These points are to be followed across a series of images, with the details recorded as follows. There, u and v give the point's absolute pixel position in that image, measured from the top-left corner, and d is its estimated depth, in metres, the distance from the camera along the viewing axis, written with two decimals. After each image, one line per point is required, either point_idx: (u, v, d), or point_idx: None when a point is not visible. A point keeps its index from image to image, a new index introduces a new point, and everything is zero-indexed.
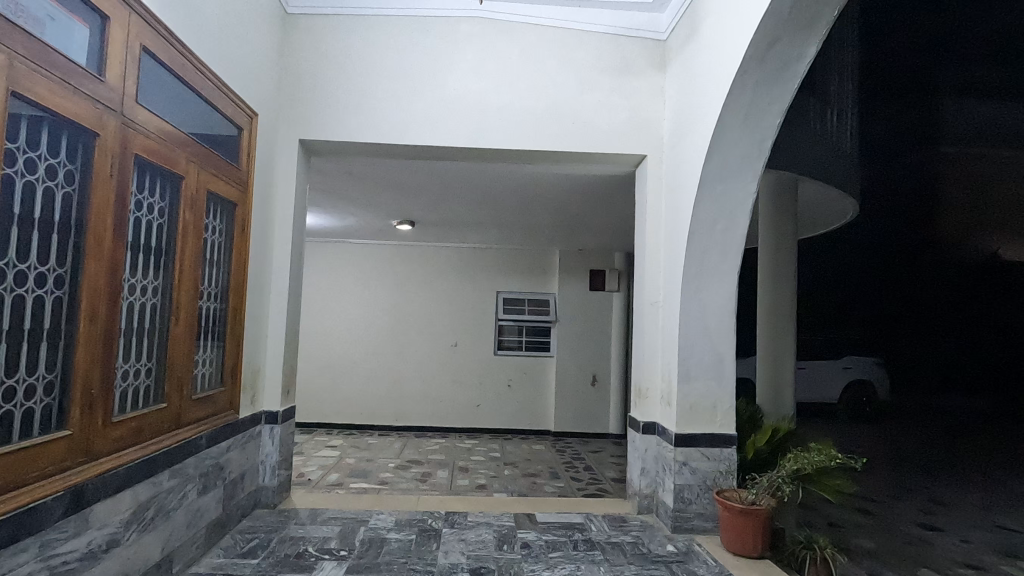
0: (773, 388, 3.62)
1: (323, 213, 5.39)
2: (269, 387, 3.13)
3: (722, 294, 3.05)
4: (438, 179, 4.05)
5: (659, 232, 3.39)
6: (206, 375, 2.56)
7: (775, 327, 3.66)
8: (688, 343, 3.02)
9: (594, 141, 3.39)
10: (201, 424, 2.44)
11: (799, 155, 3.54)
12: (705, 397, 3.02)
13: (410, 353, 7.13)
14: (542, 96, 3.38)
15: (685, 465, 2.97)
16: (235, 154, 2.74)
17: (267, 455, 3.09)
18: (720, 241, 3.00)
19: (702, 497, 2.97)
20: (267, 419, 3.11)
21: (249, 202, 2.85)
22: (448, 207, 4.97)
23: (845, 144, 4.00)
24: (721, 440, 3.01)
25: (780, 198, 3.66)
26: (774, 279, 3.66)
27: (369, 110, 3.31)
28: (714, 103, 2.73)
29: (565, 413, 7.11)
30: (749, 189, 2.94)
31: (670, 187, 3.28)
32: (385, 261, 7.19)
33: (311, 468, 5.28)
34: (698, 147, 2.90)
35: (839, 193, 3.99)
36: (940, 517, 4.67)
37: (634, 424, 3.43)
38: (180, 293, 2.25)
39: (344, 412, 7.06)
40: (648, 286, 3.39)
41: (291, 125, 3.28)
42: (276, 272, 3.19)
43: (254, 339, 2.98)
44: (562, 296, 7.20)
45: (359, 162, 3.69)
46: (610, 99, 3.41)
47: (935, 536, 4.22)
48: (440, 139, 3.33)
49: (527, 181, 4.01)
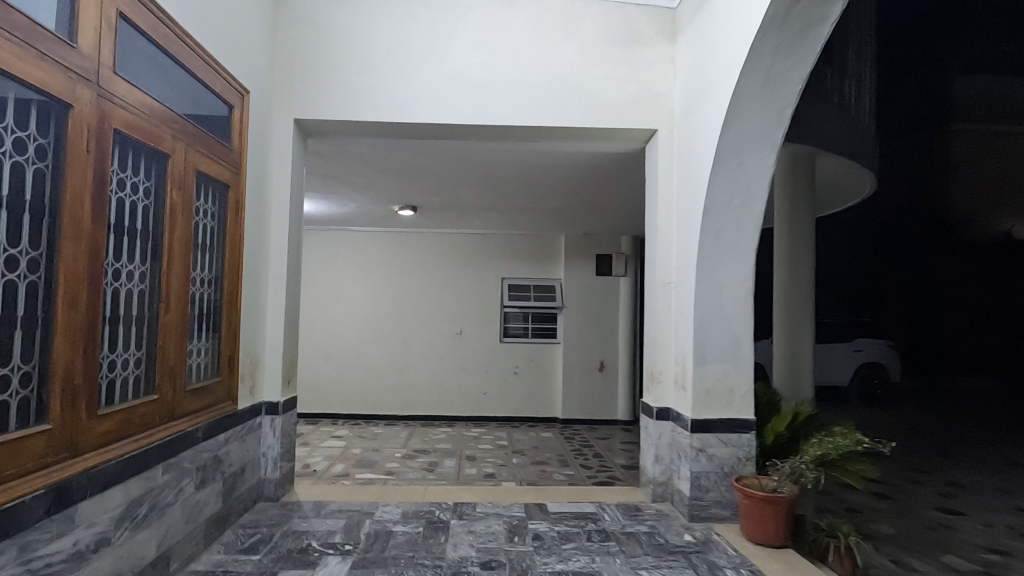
0: (791, 370, 3.48)
1: (322, 200, 5.26)
2: (270, 377, 3.02)
3: (740, 273, 2.92)
4: (440, 160, 3.91)
5: (671, 210, 3.25)
6: (202, 365, 2.45)
7: (793, 308, 3.51)
8: (704, 325, 2.90)
9: (602, 116, 3.24)
10: (198, 416, 2.33)
11: (817, 127, 3.38)
12: (721, 381, 2.90)
13: (415, 342, 7.04)
14: (549, 71, 3.23)
15: (702, 452, 2.86)
16: (226, 133, 2.61)
17: (269, 447, 2.99)
18: (736, 217, 2.85)
19: (720, 485, 2.86)
20: (267, 410, 3.00)
21: (242, 184, 2.72)
22: (451, 191, 4.83)
23: (863, 116, 3.83)
24: (739, 425, 2.89)
25: (797, 172, 3.51)
26: (791, 257, 3.51)
27: (366, 89, 3.16)
28: (730, 71, 2.57)
29: (573, 399, 7.00)
30: (768, 162, 2.78)
31: (683, 162, 3.13)
32: (387, 250, 7.07)
33: (316, 459, 5.21)
34: (713, 118, 2.75)
35: (859, 167, 3.83)
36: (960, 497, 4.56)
37: (647, 410, 3.31)
38: (170, 280, 2.13)
39: (350, 402, 6.98)
40: (661, 267, 3.25)
41: (285, 104, 3.13)
42: (274, 258, 3.07)
43: (251, 327, 2.86)
44: (568, 282, 7.07)
45: (357, 143, 3.56)
46: (619, 71, 3.25)
47: (957, 518, 4.11)
48: (442, 116, 3.18)
49: (533, 160, 3.86)
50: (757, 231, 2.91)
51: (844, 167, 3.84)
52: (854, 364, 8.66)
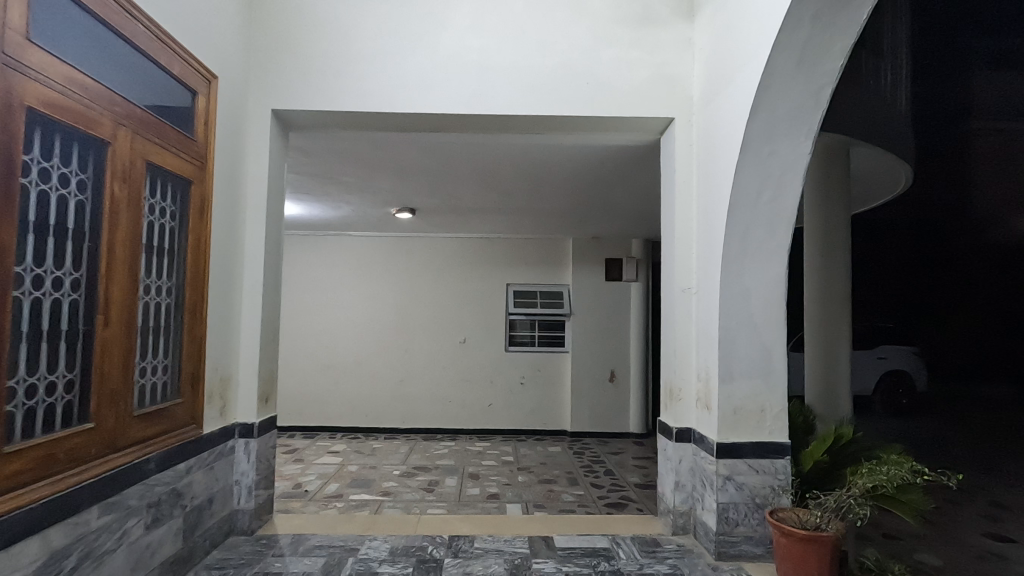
0: (826, 383, 3.12)
1: (314, 202, 4.98)
2: (245, 395, 2.71)
3: (771, 277, 2.57)
4: (432, 155, 3.61)
5: (691, 207, 2.91)
6: (158, 386, 2.15)
7: (828, 315, 3.15)
8: (730, 335, 2.55)
9: (613, 104, 2.92)
10: (150, 444, 2.03)
11: (851, 113, 3.05)
12: (750, 399, 2.55)
13: (416, 351, 6.73)
14: (553, 55, 2.91)
15: (730, 480, 2.51)
16: (189, 122, 2.32)
17: (243, 474, 2.68)
18: (766, 214, 2.51)
19: (751, 518, 2.51)
20: (241, 433, 2.69)
21: (209, 180, 2.43)
22: (449, 190, 4.53)
23: (899, 102, 3.48)
24: (772, 450, 2.54)
25: (829, 164, 3.18)
26: (824, 258, 3.17)
27: (352, 77, 2.86)
28: (760, 45, 2.23)
29: (582, 411, 6.65)
30: (803, 150, 2.44)
31: (704, 153, 2.80)
32: (387, 256, 6.77)
33: (309, 477, 4.88)
34: (740, 102, 2.41)
35: (894, 158, 3.49)
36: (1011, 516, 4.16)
37: (665, 430, 2.97)
38: (112, 288, 1.83)
39: (348, 414, 6.67)
40: (679, 271, 2.91)
41: (259, 94, 2.84)
42: (249, 264, 2.76)
43: (221, 340, 2.56)
44: (576, 287, 6.74)
45: (345, 137, 3.26)
46: (631, 54, 2.93)
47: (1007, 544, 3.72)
48: (436, 105, 2.87)
49: (535, 154, 3.54)
50: (791, 228, 2.57)
51: (880, 158, 3.50)
52: (878, 373, 8.24)
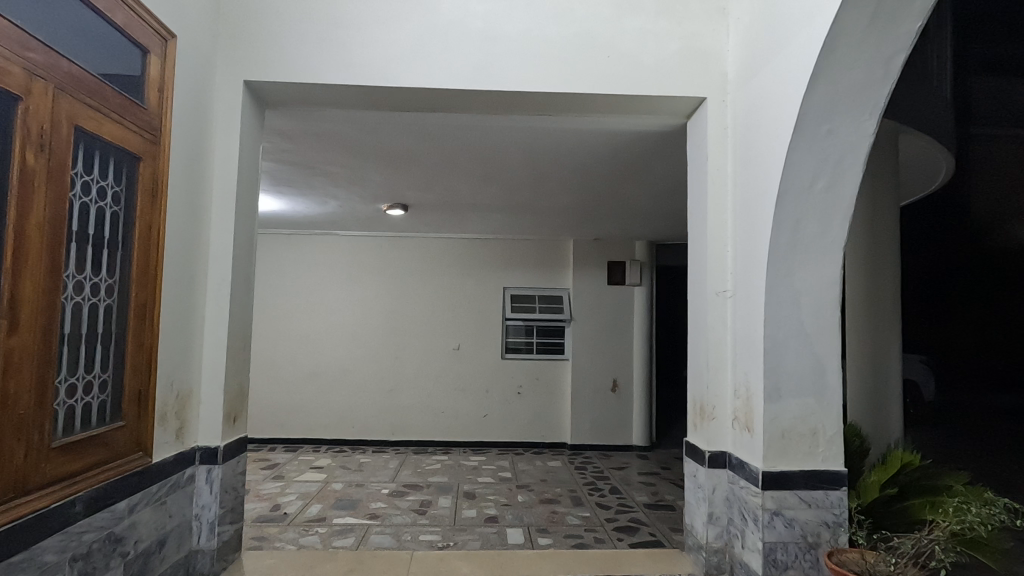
0: (872, 396, 2.86)
1: (298, 197, 4.59)
2: (207, 415, 2.30)
3: (825, 279, 2.22)
4: (428, 141, 3.24)
5: (726, 199, 2.54)
6: (93, 407, 1.75)
7: (873, 322, 2.89)
8: (778, 345, 2.18)
9: (635, 82, 2.55)
10: (78, 482, 1.63)
11: (900, 96, 2.74)
12: (800, 421, 2.18)
13: (407, 357, 6.32)
14: (570, 23, 2.55)
15: (778, 516, 2.14)
16: (138, 88, 1.92)
17: (204, 507, 2.27)
18: (820, 205, 2.14)
19: (802, 560, 2.13)
20: (202, 459, 2.28)
21: (163, 158, 2.03)
22: (447, 184, 4.14)
23: (945, 85, 3.16)
24: (826, 480, 2.17)
25: (875, 154, 2.86)
26: (872, 258, 2.88)
27: (338, 44, 2.48)
28: (822, 3, 1.84)
29: (583, 422, 6.28)
30: (866, 130, 2.07)
31: (742, 135, 2.43)
32: (376, 255, 6.37)
33: (289, 498, 4.44)
34: (790, 73, 2.03)
35: (939, 147, 3.17)
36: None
37: (693, 452, 2.60)
38: (22, 283, 1.43)
39: (334, 425, 6.24)
40: (713, 273, 2.54)
41: (227, 63, 2.44)
42: (214, 261, 2.36)
43: (177, 349, 2.15)
44: (577, 291, 6.38)
45: (330, 117, 2.88)
46: (658, 24, 2.58)
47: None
48: (438, 79, 2.50)
49: (544, 140, 3.17)
50: (847, 222, 2.21)
51: (923, 146, 3.18)
52: None
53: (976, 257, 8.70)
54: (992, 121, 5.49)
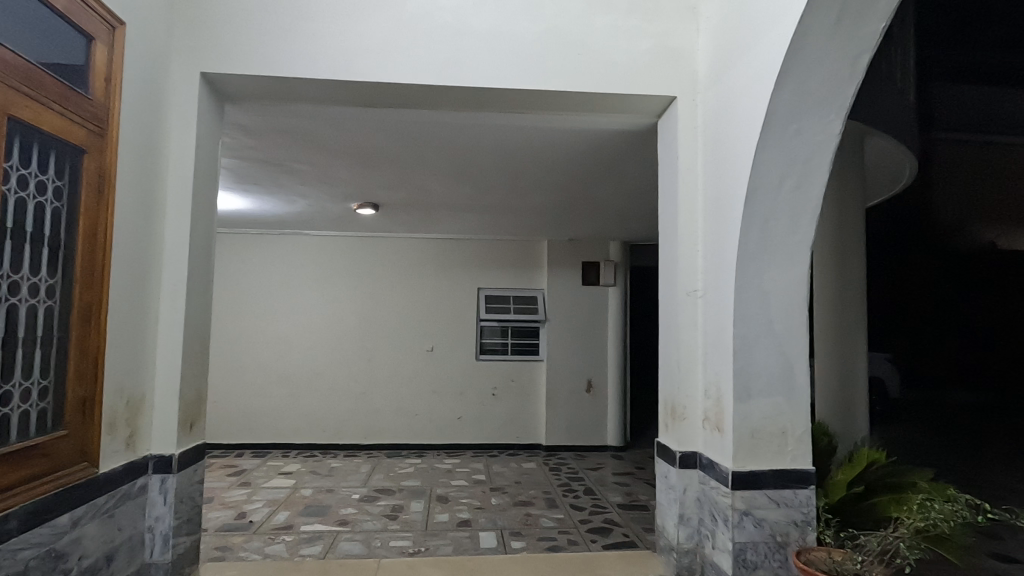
0: (840, 396, 2.90)
1: (265, 195, 4.47)
2: (161, 422, 2.19)
3: (794, 278, 2.22)
4: (397, 138, 3.17)
5: (697, 199, 2.54)
6: (28, 416, 1.65)
7: (842, 323, 2.93)
8: (747, 345, 2.18)
9: (607, 81, 2.53)
10: (13, 495, 1.53)
11: (865, 99, 2.78)
12: (770, 421, 2.18)
13: (379, 359, 6.21)
14: (540, 19, 2.51)
15: (748, 515, 2.13)
16: (81, 78, 1.81)
17: (157, 520, 2.16)
18: (789, 204, 2.14)
19: (772, 560, 2.13)
20: (155, 468, 2.17)
21: (112, 151, 1.92)
22: (418, 182, 4.07)
23: (910, 88, 3.21)
24: (795, 479, 2.18)
25: (843, 155, 2.90)
26: (840, 260, 2.92)
27: (303, 36, 2.40)
28: (790, 1, 1.84)
29: (558, 423, 6.26)
30: (833, 130, 2.08)
31: (712, 134, 2.43)
32: (348, 255, 6.25)
33: (255, 505, 4.31)
34: (759, 73, 2.03)
35: (903, 149, 3.24)
36: (1012, 525, 3.97)
37: (665, 453, 2.58)
38: None
39: (304, 430, 6.10)
40: (684, 273, 2.53)
41: (184, 53, 2.34)
42: (169, 260, 2.25)
43: (127, 352, 2.04)
44: (552, 291, 6.36)
45: (294, 112, 2.80)
46: (629, 22, 2.56)
47: (1013, 551, 3.53)
48: (404, 74, 2.43)
49: (516, 138, 3.14)
50: (815, 221, 2.21)
51: (888, 148, 3.23)
52: None
53: (938, 258, 8.96)
54: (951, 126, 5.66)
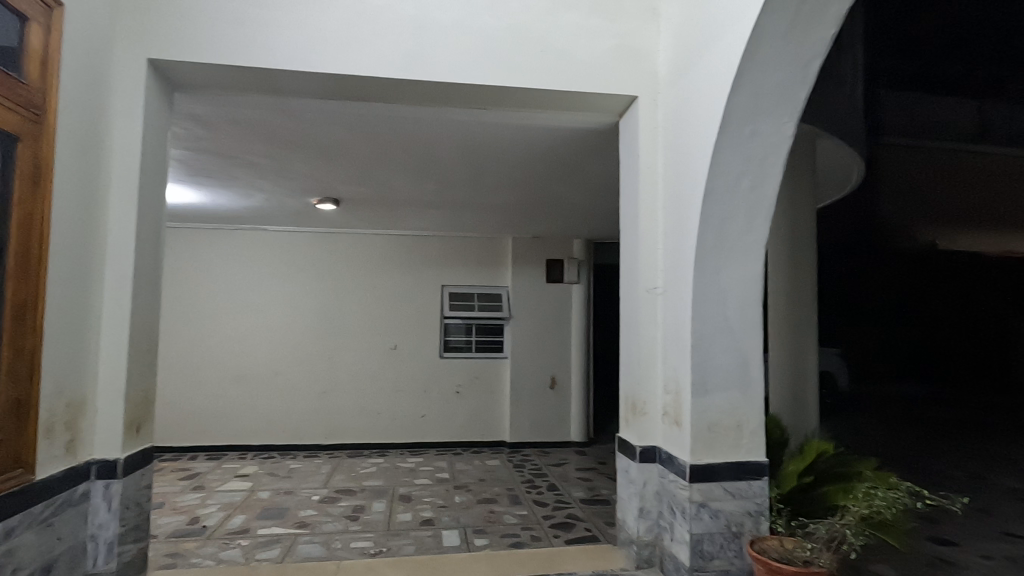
0: (792, 390, 3.00)
1: (219, 189, 4.33)
2: (105, 426, 2.09)
3: (750, 276, 2.28)
4: (359, 132, 3.11)
5: (657, 198, 2.58)
6: None
7: (794, 320, 3.03)
8: (705, 341, 2.23)
9: (569, 79, 2.54)
10: None
11: (817, 104, 2.87)
12: (726, 414, 2.24)
13: (341, 357, 6.10)
14: (503, 15, 2.51)
15: (704, 507, 2.19)
16: (13, 59, 1.70)
17: (100, 527, 2.06)
18: (746, 204, 2.20)
19: (727, 550, 2.19)
20: (98, 474, 2.06)
21: (48, 137, 1.81)
22: (380, 177, 4.00)
23: (857, 93, 3.34)
24: (750, 471, 2.24)
25: (795, 158, 2.99)
26: (793, 259, 3.02)
27: (258, 23, 2.32)
28: (747, 5, 1.88)
29: (522, 420, 6.28)
30: (786, 132, 2.14)
31: (672, 134, 2.47)
32: (308, 252, 6.11)
33: (209, 509, 4.17)
34: (717, 74, 2.07)
35: (852, 152, 3.37)
36: (948, 510, 4.19)
37: (626, 448, 2.62)
38: None
39: (262, 431, 5.94)
40: (644, 270, 2.57)
41: (129, 38, 2.22)
42: (113, 255, 2.14)
43: (66, 351, 1.93)
44: (516, 289, 6.36)
45: (249, 103, 2.71)
46: (591, 21, 2.58)
47: (948, 535, 3.73)
48: (364, 66, 2.38)
49: (478, 134, 3.11)
50: (769, 221, 2.28)
51: (838, 151, 3.36)
52: None
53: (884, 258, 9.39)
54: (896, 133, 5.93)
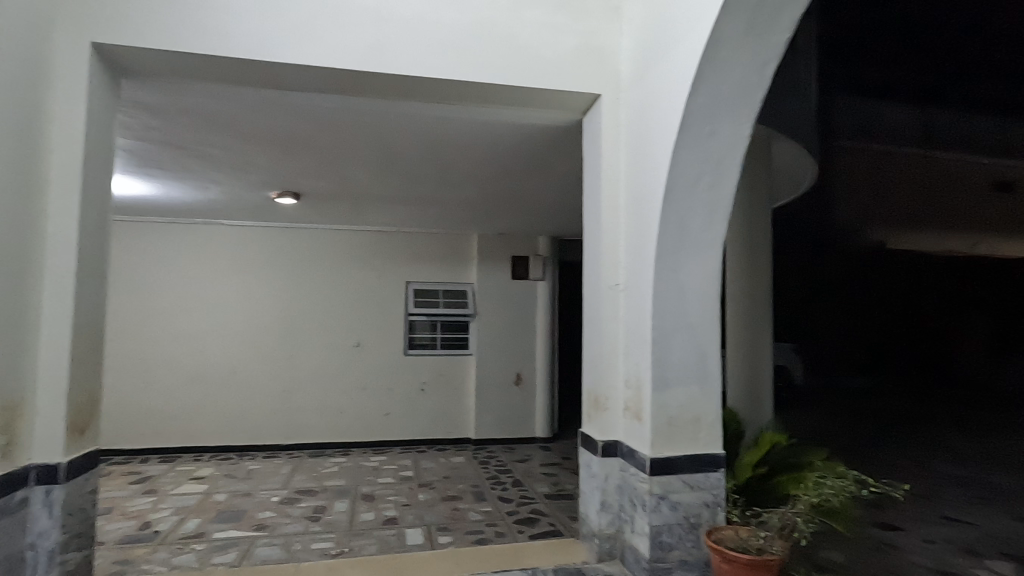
0: (748, 383, 3.09)
1: (171, 181, 4.16)
2: (44, 428, 1.98)
3: (708, 273, 2.32)
4: (320, 125, 3.04)
5: (619, 195, 2.60)
6: None
7: (750, 316, 3.12)
8: (665, 336, 2.27)
9: (532, 76, 2.54)
10: None
11: (772, 106, 2.96)
12: (685, 408, 2.29)
13: (302, 355, 5.96)
14: (467, 10, 2.49)
15: (664, 500, 2.23)
16: None
17: (41, 535, 1.96)
18: (704, 203, 2.24)
19: (685, 541, 2.24)
20: (37, 479, 1.95)
21: None
22: (341, 172, 3.92)
23: (811, 96, 3.45)
24: (708, 463, 2.29)
25: (752, 159, 3.08)
26: (750, 256, 3.11)
27: (211, 10, 2.24)
28: (706, 7, 1.92)
29: (487, 417, 6.28)
30: (743, 132, 2.19)
31: (634, 132, 2.50)
32: (267, 247, 5.93)
33: (162, 513, 4.02)
34: (677, 74, 2.11)
35: (805, 154, 3.48)
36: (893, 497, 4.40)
37: (588, 443, 2.65)
38: None
39: (218, 432, 5.75)
40: (606, 267, 2.60)
41: (71, 20, 2.10)
42: (52, 250, 2.03)
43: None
44: (481, 286, 6.34)
45: (202, 93, 2.61)
46: (554, 19, 2.58)
47: (892, 521, 3.91)
48: (324, 56, 2.33)
49: (442, 129, 3.08)
50: (727, 218, 2.33)
51: (792, 152, 3.46)
52: None
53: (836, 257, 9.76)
54: None
